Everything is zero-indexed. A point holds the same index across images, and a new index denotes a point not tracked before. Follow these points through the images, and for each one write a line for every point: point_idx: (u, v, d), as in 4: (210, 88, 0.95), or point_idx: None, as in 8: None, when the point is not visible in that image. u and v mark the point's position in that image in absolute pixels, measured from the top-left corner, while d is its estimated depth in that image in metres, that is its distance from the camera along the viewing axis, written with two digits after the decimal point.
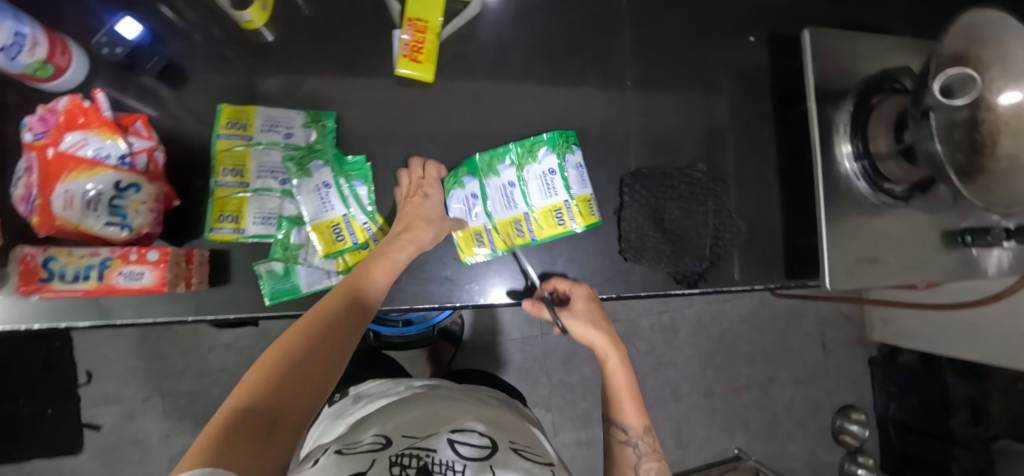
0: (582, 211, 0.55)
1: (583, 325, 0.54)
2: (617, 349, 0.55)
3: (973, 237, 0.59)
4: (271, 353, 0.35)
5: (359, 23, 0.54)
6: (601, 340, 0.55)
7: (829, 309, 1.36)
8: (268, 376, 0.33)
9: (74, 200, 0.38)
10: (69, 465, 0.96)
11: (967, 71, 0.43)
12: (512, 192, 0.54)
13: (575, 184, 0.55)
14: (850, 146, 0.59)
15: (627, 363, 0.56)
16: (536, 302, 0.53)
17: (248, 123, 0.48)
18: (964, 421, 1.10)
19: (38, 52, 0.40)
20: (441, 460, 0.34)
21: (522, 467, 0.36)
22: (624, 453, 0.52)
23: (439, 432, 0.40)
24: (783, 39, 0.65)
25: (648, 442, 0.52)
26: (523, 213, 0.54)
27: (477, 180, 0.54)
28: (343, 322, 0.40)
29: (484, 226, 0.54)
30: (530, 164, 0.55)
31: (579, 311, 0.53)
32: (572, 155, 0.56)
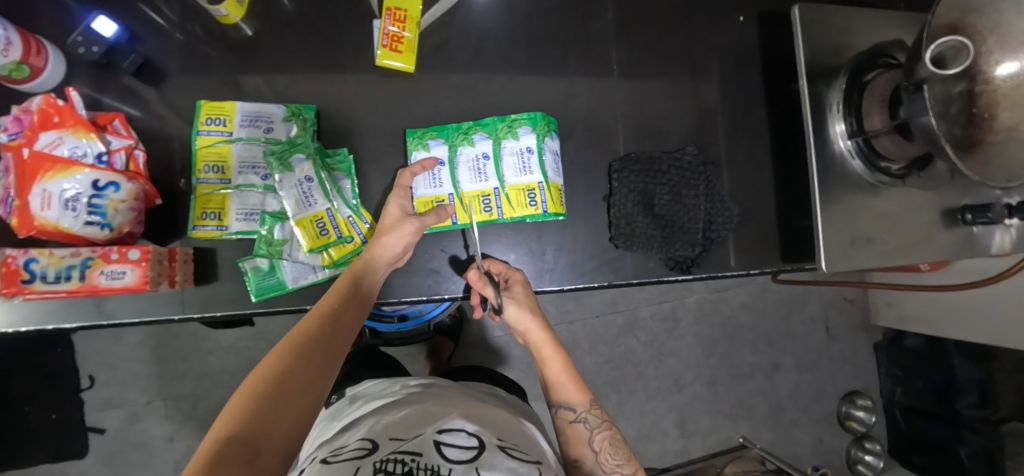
0: (552, 195, 0.53)
1: (521, 310, 0.51)
2: (550, 336, 0.53)
3: (974, 214, 0.58)
4: (253, 379, 0.34)
5: (337, 14, 0.53)
6: (535, 327, 0.53)
7: (832, 294, 1.35)
8: (251, 401, 0.32)
9: (51, 200, 0.38)
10: (75, 469, 0.97)
11: (959, 39, 0.41)
12: (485, 164, 0.53)
13: (551, 170, 0.54)
14: (843, 125, 0.57)
15: (559, 347, 0.54)
16: (481, 275, 0.50)
17: (227, 119, 0.48)
18: (971, 403, 1.09)
19: (12, 52, 0.40)
20: (426, 463, 0.33)
21: (509, 468, 0.36)
22: (576, 431, 0.49)
23: (426, 433, 0.39)
24: (774, 18, 0.63)
25: (597, 414, 0.50)
26: (493, 187, 0.53)
27: (447, 146, 0.53)
28: (326, 342, 0.40)
29: (447, 195, 0.53)
30: (507, 140, 0.53)
31: (517, 295, 0.51)
32: (550, 140, 0.54)
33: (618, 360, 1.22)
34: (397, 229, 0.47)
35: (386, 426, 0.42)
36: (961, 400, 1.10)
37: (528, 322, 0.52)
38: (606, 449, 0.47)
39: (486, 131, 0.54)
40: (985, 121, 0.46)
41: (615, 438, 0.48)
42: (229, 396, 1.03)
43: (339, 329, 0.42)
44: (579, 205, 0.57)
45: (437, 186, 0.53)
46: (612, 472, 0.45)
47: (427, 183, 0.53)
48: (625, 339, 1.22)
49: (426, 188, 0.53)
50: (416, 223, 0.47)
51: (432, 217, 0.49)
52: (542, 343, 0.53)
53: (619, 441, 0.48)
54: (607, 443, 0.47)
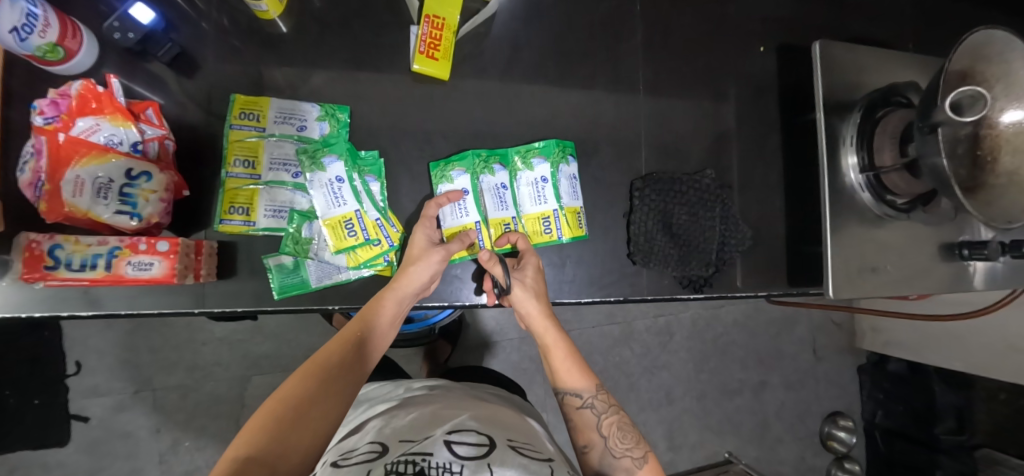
0: (569, 222, 0.55)
1: (528, 294, 0.51)
2: (553, 322, 0.53)
3: (970, 250, 0.60)
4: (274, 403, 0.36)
5: (373, 17, 0.53)
6: (537, 313, 0.52)
7: (822, 317, 1.38)
8: (270, 424, 0.33)
9: (84, 186, 0.37)
10: (54, 458, 0.94)
11: (979, 90, 0.43)
12: (504, 194, 0.55)
13: (566, 195, 0.55)
14: (855, 157, 0.59)
15: (561, 331, 0.54)
16: (492, 255, 0.50)
17: (261, 114, 0.48)
18: (950, 429, 1.14)
19: (49, 34, 0.40)
20: (437, 462, 0.33)
21: (520, 463, 0.36)
22: (583, 417, 0.48)
23: (436, 434, 0.39)
24: (791, 50, 0.66)
25: (604, 399, 0.49)
26: (510, 216, 0.56)
27: (469, 175, 0.53)
28: (344, 370, 0.41)
29: (474, 223, 0.54)
30: (523, 171, 0.55)
31: (527, 276, 0.51)
32: (567, 166, 0.56)
33: (612, 371, 1.23)
34: (424, 259, 0.47)
35: (395, 430, 0.42)
36: (941, 424, 1.15)
37: (531, 307, 0.52)
38: (614, 434, 0.47)
39: (503, 162, 0.55)
40: (988, 164, 0.49)
41: (623, 423, 0.47)
42: (220, 389, 1.01)
43: (356, 359, 0.43)
44: (599, 220, 0.58)
45: (464, 215, 0.54)
46: (622, 456, 0.45)
47: (454, 213, 0.54)
48: (620, 350, 1.24)
49: (452, 218, 0.54)
50: (442, 252, 0.47)
51: (457, 243, 0.50)
52: (545, 329, 0.53)
53: (627, 425, 0.48)
54: (615, 427, 0.47)
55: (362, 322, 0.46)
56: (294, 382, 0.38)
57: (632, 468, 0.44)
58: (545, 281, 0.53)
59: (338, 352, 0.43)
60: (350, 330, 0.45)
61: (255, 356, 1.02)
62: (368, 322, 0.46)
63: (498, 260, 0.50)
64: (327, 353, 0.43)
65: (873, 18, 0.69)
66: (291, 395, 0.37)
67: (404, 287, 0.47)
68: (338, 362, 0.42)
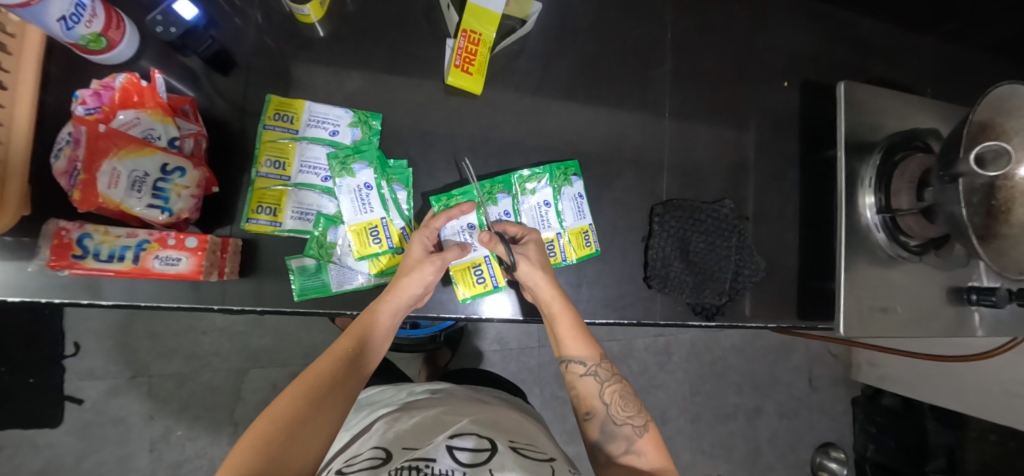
0: (574, 243, 0.56)
1: (533, 268, 0.49)
2: (560, 293, 0.50)
3: (978, 295, 0.61)
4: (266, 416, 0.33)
5: (410, 27, 0.54)
6: (544, 284, 0.49)
7: (820, 347, 1.39)
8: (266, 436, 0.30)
9: (120, 178, 0.37)
10: (44, 439, 0.93)
11: (1001, 145, 0.44)
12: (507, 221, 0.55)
13: (569, 216, 0.56)
14: (872, 198, 0.60)
15: (568, 303, 0.51)
16: (493, 236, 0.48)
17: (294, 116, 0.49)
18: (940, 467, 1.15)
19: (95, 24, 0.40)
20: (439, 469, 0.33)
21: (521, 467, 0.36)
22: (586, 384, 0.49)
23: (437, 439, 0.39)
24: (814, 87, 0.67)
25: (607, 368, 0.50)
26: None
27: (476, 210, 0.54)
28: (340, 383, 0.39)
29: (484, 257, 0.54)
30: (524, 197, 0.55)
31: (530, 252, 0.50)
32: (570, 186, 0.56)
33: None
34: (419, 270, 0.46)
35: (398, 434, 0.42)
36: (931, 463, 1.17)
37: (539, 279, 0.49)
38: (617, 401, 0.47)
39: (506, 190, 0.55)
40: (1002, 213, 0.50)
41: (626, 391, 0.48)
42: (217, 379, 1.00)
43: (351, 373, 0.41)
44: (618, 242, 0.59)
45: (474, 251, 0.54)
46: (623, 424, 0.45)
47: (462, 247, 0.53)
48: (618, 367, 1.23)
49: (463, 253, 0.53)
50: (437, 263, 0.47)
51: (454, 252, 0.49)
52: (552, 298, 0.49)
53: (630, 394, 0.48)
54: (617, 395, 0.47)
55: (355, 337, 0.44)
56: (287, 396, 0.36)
57: (634, 436, 0.45)
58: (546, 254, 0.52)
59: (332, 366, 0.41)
60: (343, 344, 0.43)
61: (254, 349, 1.02)
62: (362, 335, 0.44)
63: (499, 240, 0.49)
64: (319, 367, 0.40)
65: (895, 62, 0.70)
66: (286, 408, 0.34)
67: (399, 297, 0.46)
68: (333, 376, 0.39)
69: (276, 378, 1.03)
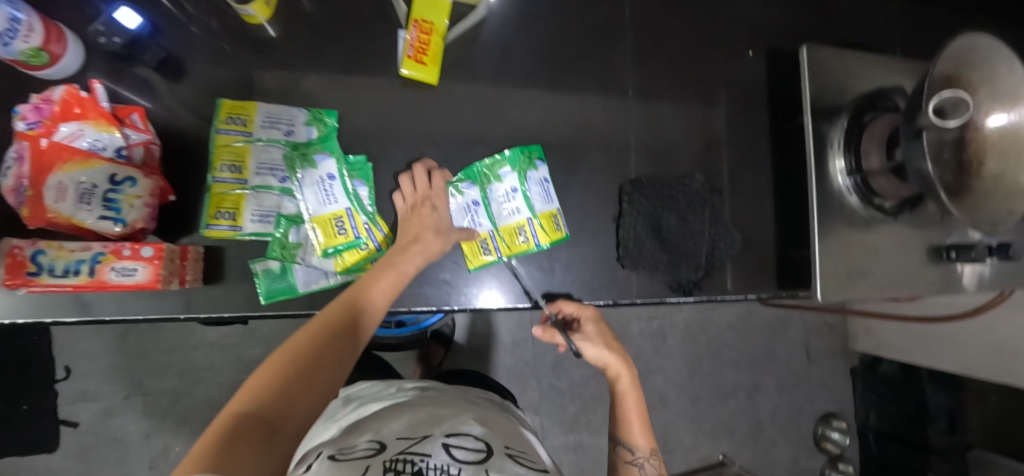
0: (545, 227, 0.55)
1: (595, 347, 0.53)
2: (629, 371, 0.53)
3: (957, 252, 0.61)
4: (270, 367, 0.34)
5: (363, 22, 0.54)
6: (613, 362, 0.53)
7: (815, 319, 1.38)
8: (264, 391, 0.31)
9: (67, 191, 0.37)
10: (44, 464, 0.93)
11: (959, 93, 0.44)
12: (476, 210, 0.55)
13: (539, 201, 0.56)
14: (843, 161, 0.60)
15: (636, 386, 0.53)
16: (547, 328, 0.53)
17: (248, 118, 0.48)
18: (941, 430, 1.15)
19: (33, 39, 0.39)
20: (435, 464, 0.32)
21: (516, 471, 0.35)
22: (630, 473, 0.49)
23: (434, 436, 0.38)
24: (780, 55, 0.66)
25: (655, 465, 0.49)
26: (487, 231, 0.55)
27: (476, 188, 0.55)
28: (344, 333, 0.39)
29: (489, 232, 0.55)
30: (492, 184, 0.55)
31: (591, 334, 0.53)
32: (535, 171, 0.56)
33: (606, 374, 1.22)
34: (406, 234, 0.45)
35: (393, 430, 0.41)
36: (932, 426, 1.16)
37: (603, 357, 0.53)
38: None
39: (470, 179, 0.55)
40: (973, 167, 0.50)
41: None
42: (212, 393, 1.00)
43: (356, 320, 0.41)
44: (590, 224, 0.58)
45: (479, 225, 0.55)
46: None
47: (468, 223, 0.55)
48: None
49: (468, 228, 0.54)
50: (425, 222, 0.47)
51: (463, 234, 0.52)
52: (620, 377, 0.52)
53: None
54: None
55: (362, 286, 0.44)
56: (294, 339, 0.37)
57: None
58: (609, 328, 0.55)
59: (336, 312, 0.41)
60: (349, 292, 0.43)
61: (247, 360, 1.02)
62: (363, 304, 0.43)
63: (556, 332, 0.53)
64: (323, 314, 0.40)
65: (861, 24, 0.69)
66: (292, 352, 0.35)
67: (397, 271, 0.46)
68: (339, 323, 0.39)
69: None
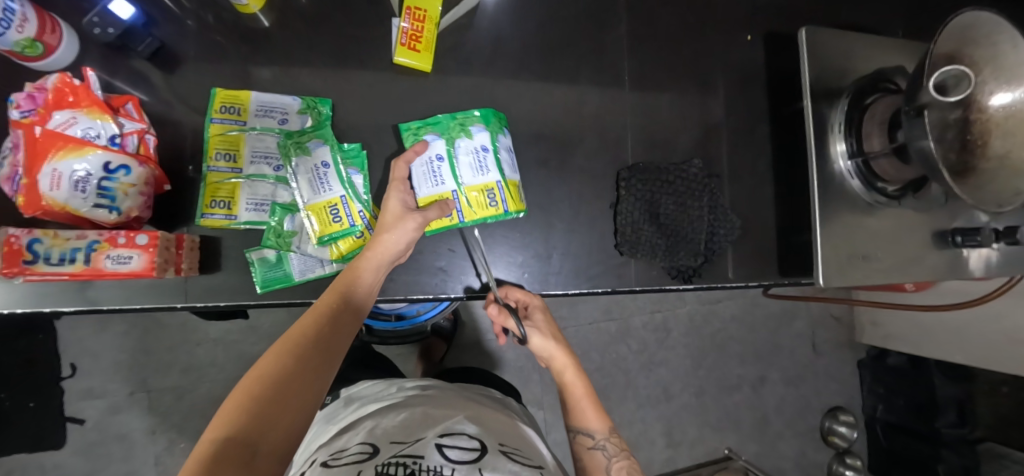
0: (512, 194, 0.53)
1: (546, 339, 0.55)
2: (572, 362, 0.55)
3: (963, 237, 0.60)
4: (247, 382, 0.32)
5: (356, 11, 0.54)
6: (558, 353, 0.55)
7: (820, 311, 1.37)
8: (245, 406, 0.30)
9: (62, 180, 0.37)
10: (50, 461, 0.93)
11: (961, 68, 0.43)
12: (439, 167, 0.51)
13: (507, 168, 0.53)
14: (844, 145, 0.59)
15: (581, 373, 0.56)
16: (502, 308, 0.51)
17: (242, 108, 0.48)
18: (951, 422, 1.13)
19: (27, 28, 0.39)
20: (428, 465, 0.31)
21: (511, 470, 0.34)
22: (595, 459, 0.49)
23: (427, 435, 0.37)
24: (778, 39, 0.66)
25: (615, 442, 0.51)
26: (450, 190, 0.51)
27: (443, 140, 0.52)
28: (322, 345, 0.38)
29: (451, 191, 0.51)
30: (460, 139, 0.52)
31: (539, 323, 0.54)
32: (504, 136, 0.54)
33: (609, 368, 1.22)
34: (400, 226, 0.46)
35: (386, 429, 0.40)
36: (941, 418, 1.13)
37: (553, 349, 0.55)
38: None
39: (437, 131, 0.52)
40: (978, 147, 0.49)
41: (633, 468, 0.48)
42: (215, 389, 1.01)
43: (335, 331, 0.40)
44: (586, 211, 0.58)
45: (439, 185, 0.51)
46: None
47: (428, 182, 0.51)
48: (617, 347, 1.23)
49: (428, 186, 0.51)
50: (419, 218, 0.47)
51: (435, 211, 0.48)
52: (564, 368, 0.55)
53: (637, 471, 0.48)
54: (625, 472, 0.48)
55: (339, 294, 0.44)
56: (269, 354, 0.36)
57: None
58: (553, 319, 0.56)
59: (312, 323, 0.40)
60: (324, 301, 0.42)
61: (250, 357, 1.02)
62: (345, 292, 0.44)
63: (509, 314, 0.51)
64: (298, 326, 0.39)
65: (862, 6, 0.68)
66: (269, 367, 0.34)
67: (379, 254, 0.46)
68: (316, 335, 0.38)
69: None
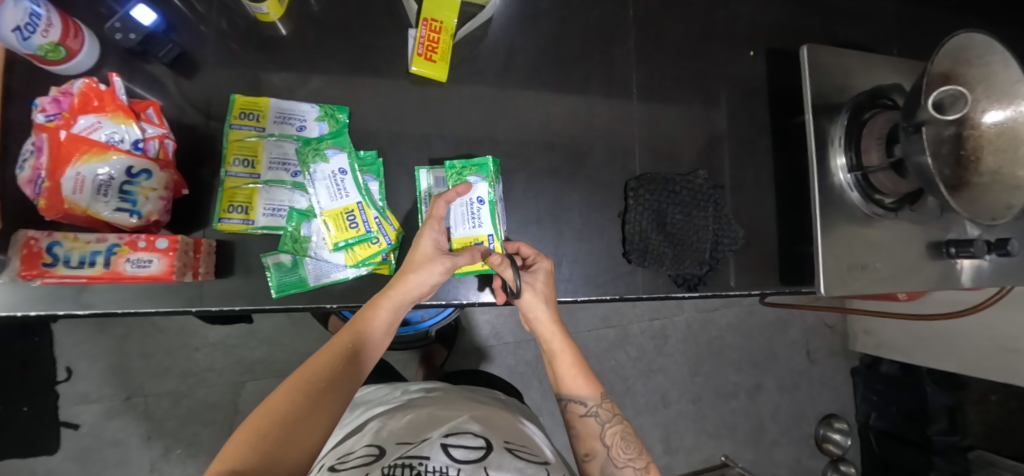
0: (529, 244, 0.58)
1: (537, 298, 0.52)
2: (561, 328, 0.54)
3: (956, 248, 0.61)
4: (260, 423, 0.33)
5: (372, 21, 0.55)
6: (545, 317, 0.53)
7: (816, 319, 1.39)
8: (254, 449, 0.31)
9: (84, 183, 0.38)
10: (43, 467, 0.91)
11: (958, 88, 0.45)
12: (479, 209, 0.53)
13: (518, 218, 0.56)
14: (843, 159, 0.61)
15: (569, 340, 0.55)
16: (504, 258, 0.48)
17: (261, 114, 0.49)
18: (942, 429, 1.15)
19: (52, 33, 0.40)
20: (433, 466, 0.31)
21: (517, 467, 0.34)
22: (588, 425, 0.50)
23: (433, 436, 0.37)
24: (780, 55, 0.68)
25: (608, 408, 0.51)
26: (487, 234, 0.53)
27: (486, 182, 0.54)
28: (336, 386, 0.39)
29: (488, 235, 0.53)
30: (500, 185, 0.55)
31: (538, 282, 0.51)
32: (525, 164, 0.58)
33: (608, 374, 1.22)
34: (428, 268, 0.46)
35: (393, 431, 0.40)
36: (933, 425, 1.16)
37: (541, 312, 0.52)
38: (618, 443, 0.48)
39: (481, 173, 0.54)
40: (971, 163, 0.50)
41: (626, 432, 0.49)
42: (214, 394, 0.99)
43: (346, 373, 0.41)
44: (595, 220, 0.59)
45: (477, 228, 0.53)
46: (624, 466, 0.46)
47: (466, 222, 0.53)
48: (616, 354, 1.23)
49: (466, 227, 0.53)
50: (448, 263, 0.47)
51: (466, 257, 0.48)
52: (552, 335, 0.53)
53: (630, 434, 0.49)
54: (618, 437, 0.48)
55: (355, 332, 0.44)
56: (283, 392, 0.37)
57: None
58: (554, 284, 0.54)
59: (328, 363, 0.40)
60: (340, 342, 0.43)
61: (250, 361, 1.01)
62: (361, 332, 0.44)
63: (510, 263, 0.48)
64: (313, 365, 0.40)
65: (859, 25, 0.71)
66: (281, 407, 0.35)
67: (401, 294, 0.46)
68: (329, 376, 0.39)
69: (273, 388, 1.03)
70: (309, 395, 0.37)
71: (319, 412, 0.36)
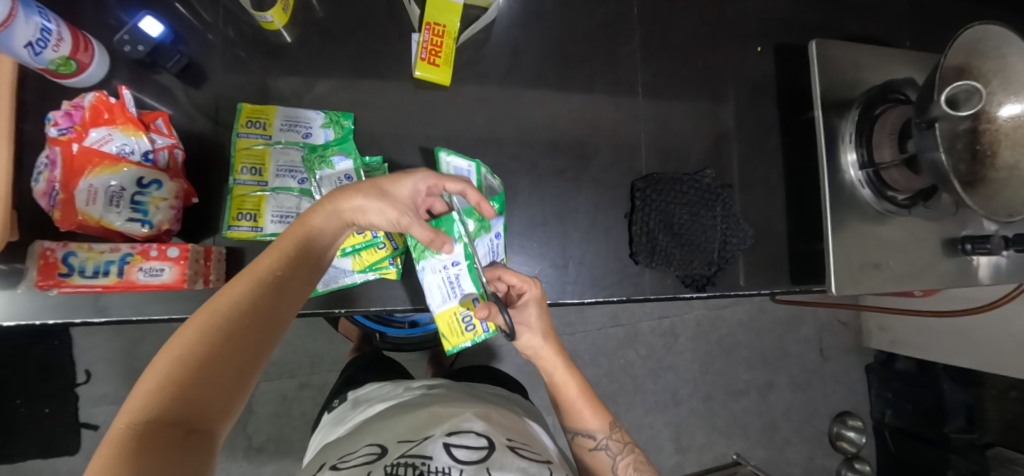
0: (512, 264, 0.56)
1: (534, 333, 0.52)
2: (564, 360, 0.53)
3: (972, 245, 0.60)
4: (161, 385, 0.22)
5: (375, 26, 0.55)
6: (548, 352, 0.53)
7: (829, 316, 1.37)
8: (159, 425, 0.21)
9: (97, 195, 0.39)
10: (65, 466, 0.94)
11: (971, 84, 0.44)
12: (457, 275, 0.50)
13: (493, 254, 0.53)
14: (854, 155, 0.60)
15: (572, 369, 0.54)
16: (490, 305, 0.47)
17: (267, 122, 0.50)
18: (959, 427, 1.12)
19: (63, 48, 0.41)
20: (436, 466, 0.31)
21: (520, 467, 0.34)
22: (599, 459, 0.51)
23: (435, 434, 0.37)
24: (789, 50, 0.66)
25: (618, 438, 0.52)
26: (473, 298, 0.51)
27: (460, 244, 0.49)
28: (268, 323, 0.29)
29: (473, 299, 0.51)
30: (479, 235, 0.50)
31: (530, 320, 0.51)
32: (531, 167, 0.58)
33: (617, 373, 1.22)
34: (392, 206, 0.38)
35: (394, 430, 0.40)
36: (950, 423, 1.13)
37: (541, 346, 0.52)
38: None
39: (451, 234, 0.49)
40: (988, 157, 0.49)
41: (639, 462, 0.50)
42: None
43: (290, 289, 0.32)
44: (601, 221, 0.59)
45: (461, 294, 0.51)
46: None
47: (447, 293, 0.51)
48: (625, 352, 1.23)
49: (447, 299, 0.51)
50: (414, 223, 0.39)
51: (428, 234, 0.40)
52: (555, 368, 0.53)
53: (643, 463, 0.50)
54: (631, 468, 0.49)
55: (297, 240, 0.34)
56: (194, 331, 0.25)
57: None
58: (547, 314, 0.53)
59: (258, 284, 0.30)
60: (266, 266, 0.31)
61: None
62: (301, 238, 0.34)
63: (498, 310, 0.47)
64: (232, 293, 0.28)
65: (871, 16, 0.69)
66: (199, 349, 0.25)
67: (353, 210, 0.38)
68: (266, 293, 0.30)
69: (284, 389, 1.02)
70: (237, 339, 0.26)
71: (249, 362, 0.26)
